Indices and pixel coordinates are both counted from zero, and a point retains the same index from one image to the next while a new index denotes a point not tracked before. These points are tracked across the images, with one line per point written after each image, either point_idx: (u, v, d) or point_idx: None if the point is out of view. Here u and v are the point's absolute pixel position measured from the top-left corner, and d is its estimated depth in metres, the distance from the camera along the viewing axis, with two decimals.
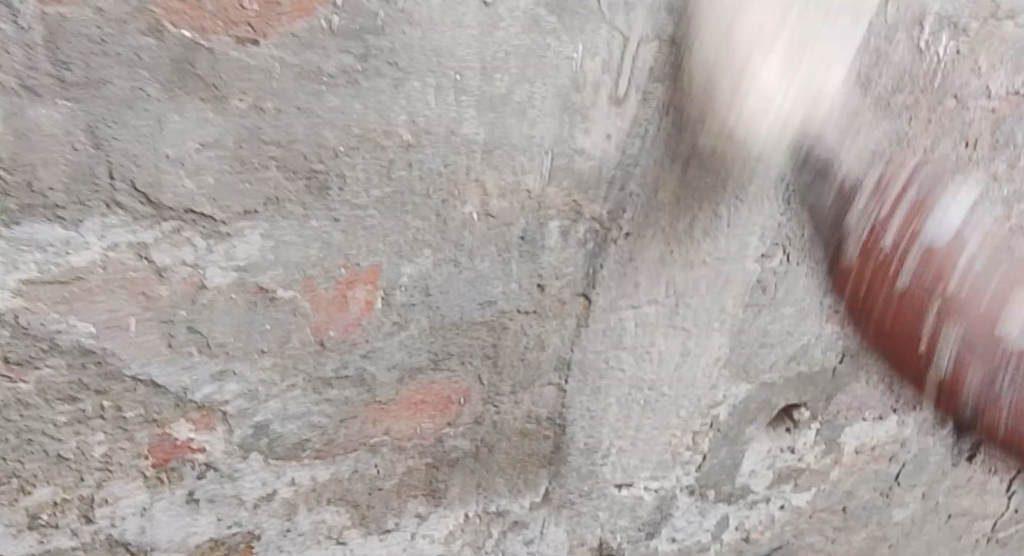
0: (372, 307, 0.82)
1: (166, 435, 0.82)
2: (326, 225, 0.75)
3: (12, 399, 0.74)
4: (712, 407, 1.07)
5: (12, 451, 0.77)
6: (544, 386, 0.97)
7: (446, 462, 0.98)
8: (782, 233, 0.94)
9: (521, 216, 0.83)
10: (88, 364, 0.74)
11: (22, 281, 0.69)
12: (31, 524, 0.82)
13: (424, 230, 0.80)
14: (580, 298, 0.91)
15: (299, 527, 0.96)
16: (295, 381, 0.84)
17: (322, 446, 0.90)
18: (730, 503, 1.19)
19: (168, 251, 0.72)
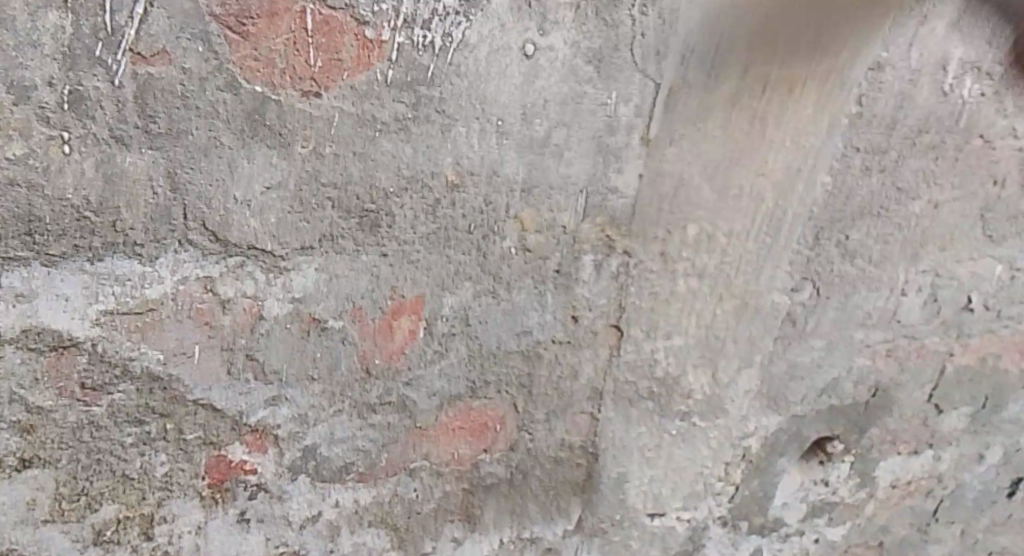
0: (415, 336, 0.88)
1: (221, 456, 0.87)
2: (375, 259, 0.81)
3: (85, 421, 0.79)
4: (742, 438, 1.10)
5: (82, 469, 0.82)
6: (577, 413, 1.01)
7: (482, 487, 1.02)
8: (810, 268, 0.99)
9: (556, 250, 0.88)
10: (155, 389, 0.80)
11: (103, 312, 0.75)
12: (96, 540, 0.86)
13: (466, 264, 0.85)
14: (611, 328, 0.96)
15: (341, 549, 0.99)
16: (342, 406, 0.89)
17: (365, 469, 0.95)
18: (763, 535, 1.19)
19: (232, 284, 0.78)
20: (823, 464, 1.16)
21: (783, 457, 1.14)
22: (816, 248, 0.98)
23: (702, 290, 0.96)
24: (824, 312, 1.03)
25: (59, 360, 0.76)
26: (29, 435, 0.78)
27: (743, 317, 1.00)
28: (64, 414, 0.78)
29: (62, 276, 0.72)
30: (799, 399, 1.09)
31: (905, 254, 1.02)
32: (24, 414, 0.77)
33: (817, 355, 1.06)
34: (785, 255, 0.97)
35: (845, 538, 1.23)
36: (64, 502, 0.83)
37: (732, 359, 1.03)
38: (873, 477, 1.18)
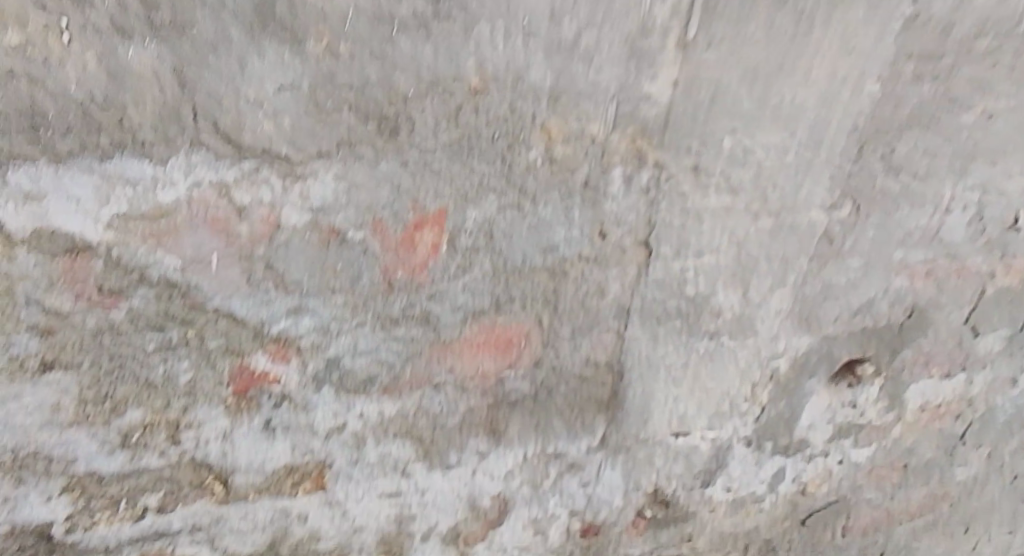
0: (438, 250, 0.86)
1: (245, 364, 0.87)
2: (395, 167, 0.79)
3: (106, 325, 0.79)
4: (771, 359, 1.08)
5: (106, 373, 0.82)
6: (603, 331, 1.00)
7: (507, 402, 1.02)
8: (851, 183, 0.95)
9: (584, 161, 0.85)
10: (175, 295, 0.80)
11: (116, 215, 0.73)
12: (123, 443, 0.87)
13: (490, 174, 0.82)
14: (640, 245, 0.93)
15: (367, 458, 1.00)
16: (364, 319, 0.88)
17: (390, 382, 0.95)
18: (787, 455, 1.18)
19: (248, 191, 0.75)
20: (852, 387, 1.15)
21: (812, 379, 1.12)
22: (858, 162, 0.93)
23: (735, 207, 0.92)
24: (863, 232, 0.99)
25: (74, 264, 0.75)
26: (49, 338, 0.78)
27: (778, 235, 0.96)
28: (84, 318, 0.78)
29: (71, 177, 0.71)
30: (832, 320, 1.06)
31: (951, 171, 0.98)
32: (42, 315, 0.76)
33: (852, 276, 1.03)
34: (826, 169, 0.92)
35: (870, 460, 1.23)
36: (89, 406, 0.83)
37: (764, 277, 1.00)
38: (902, 401, 1.18)
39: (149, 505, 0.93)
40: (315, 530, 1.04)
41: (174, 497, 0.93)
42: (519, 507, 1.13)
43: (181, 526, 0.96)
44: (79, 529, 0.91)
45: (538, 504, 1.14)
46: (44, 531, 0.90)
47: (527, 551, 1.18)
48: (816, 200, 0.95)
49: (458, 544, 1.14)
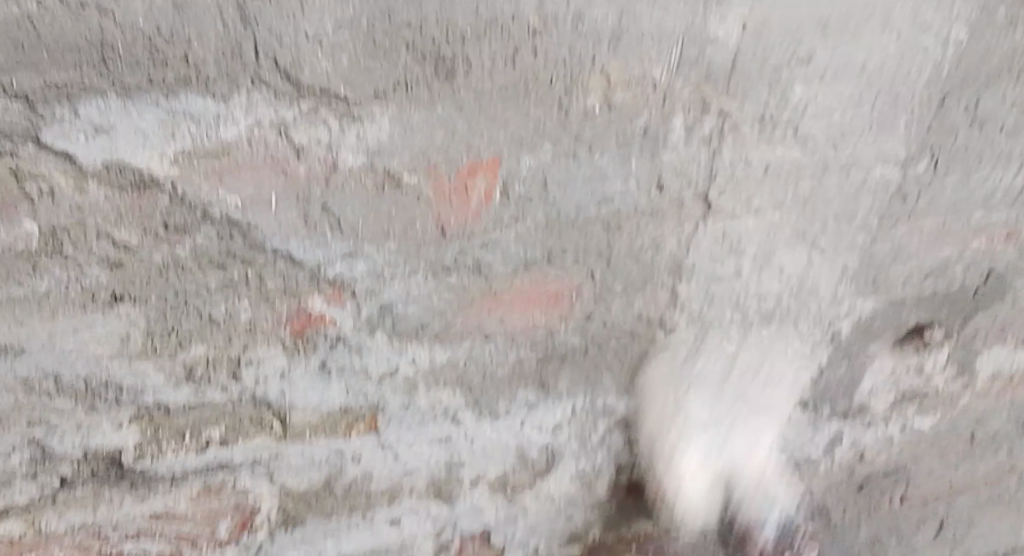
0: (492, 199, 0.86)
1: (303, 306, 0.89)
2: (452, 110, 0.78)
3: (170, 262, 0.80)
4: (835, 320, 1.09)
5: (171, 309, 0.84)
6: (656, 288, 0.99)
7: (558, 353, 1.03)
8: (930, 138, 0.92)
9: (645, 108, 0.83)
10: (236, 235, 0.80)
11: (181, 151, 0.73)
12: (188, 376, 0.90)
13: (548, 121, 0.81)
14: (699, 200, 0.91)
15: (418, 404, 1.02)
16: (418, 266, 0.89)
17: (441, 330, 0.96)
18: (844, 418, 1.24)
19: (306, 131, 0.75)
20: (918, 351, 1.19)
21: (875, 343, 1.15)
22: (940, 114, 0.91)
23: (804, 162, 0.90)
24: (941, 188, 0.97)
25: (142, 199, 0.75)
26: (118, 271, 0.79)
27: (846, 191, 0.94)
28: (151, 253, 0.79)
29: (138, 111, 0.70)
30: (895, 283, 1.06)
31: None
32: (113, 249, 0.77)
33: (925, 237, 1.02)
34: (903, 119, 0.90)
35: (934, 427, 1.31)
36: (156, 339, 0.86)
37: (831, 236, 0.98)
38: (970, 365, 1.23)
39: (212, 438, 0.96)
40: (368, 471, 1.06)
41: (235, 432, 0.97)
42: (568, 460, 1.16)
43: (243, 460, 1.00)
44: (147, 457, 0.95)
45: (587, 458, 1.17)
46: (115, 458, 0.94)
47: (574, 501, 1.21)
48: (889, 155, 0.92)
49: (505, 493, 1.16)
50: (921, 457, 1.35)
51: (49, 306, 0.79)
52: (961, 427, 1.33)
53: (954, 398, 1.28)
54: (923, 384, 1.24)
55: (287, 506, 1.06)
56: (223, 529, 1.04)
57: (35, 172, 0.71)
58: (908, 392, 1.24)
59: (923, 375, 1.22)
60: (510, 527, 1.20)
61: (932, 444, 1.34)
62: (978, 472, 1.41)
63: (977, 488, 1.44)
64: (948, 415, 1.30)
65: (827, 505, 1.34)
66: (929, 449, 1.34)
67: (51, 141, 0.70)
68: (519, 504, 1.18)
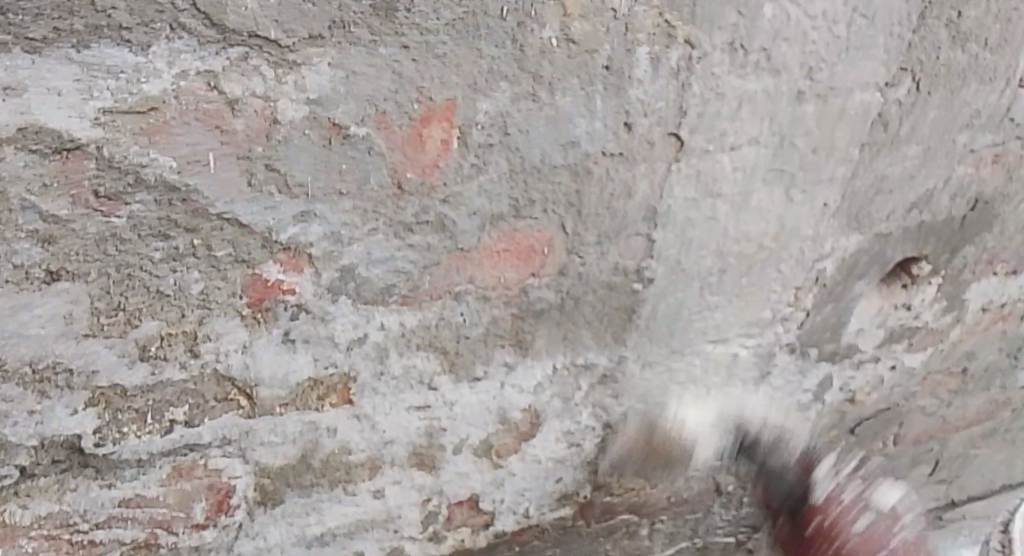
0: (449, 147, 0.80)
1: (258, 274, 0.83)
2: (396, 53, 0.73)
3: (107, 234, 0.74)
4: (819, 261, 1.07)
5: (115, 285, 0.78)
6: (631, 236, 0.95)
7: (534, 310, 0.99)
8: (912, 58, 0.92)
9: (606, 40, 0.78)
10: (175, 201, 0.74)
11: (101, 111, 0.67)
12: (142, 356, 0.84)
13: (502, 59, 0.76)
14: (670, 138, 0.87)
15: (391, 370, 0.98)
16: (377, 226, 0.84)
17: (409, 292, 0.91)
18: (834, 361, 1.22)
19: (238, 81, 0.69)
20: (906, 288, 1.18)
21: (863, 281, 1.13)
22: (920, 30, 0.90)
23: (781, 88, 0.87)
24: (924, 111, 0.97)
25: (67, 165, 0.68)
26: (52, 246, 0.72)
27: (827, 120, 0.92)
28: (85, 225, 0.72)
29: (50, 67, 0.63)
30: (883, 217, 1.06)
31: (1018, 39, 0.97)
32: (42, 222, 0.71)
33: (910, 165, 1.02)
34: (882, 38, 0.88)
35: (925, 365, 1.29)
36: (104, 317, 0.79)
37: (811, 168, 0.96)
38: (963, 301, 1.23)
39: (176, 418, 0.91)
40: (345, 444, 1.02)
41: (200, 411, 0.91)
42: (551, 420, 1.12)
43: (212, 440, 0.94)
44: (109, 441, 0.88)
45: (570, 417, 1.13)
46: (74, 444, 0.87)
47: (561, 462, 1.17)
48: (870, 79, 0.91)
49: (490, 458, 1.12)
50: (914, 396, 1.33)
51: None
52: (953, 362, 1.31)
53: (944, 332, 1.26)
54: (913, 320, 1.22)
55: (264, 485, 1.01)
56: (197, 511, 0.99)
57: None
58: (897, 330, 1.22)
59: (912, 310, 1.20)
60: (497, 492, 1.16)
61: (926, 381, 1.32)
62: (971, 407, 1.40)
63: (971, 424, 1.43)
64: (939, 350, 1.28)
65: None
66: (922, 386, 1.32)
67: None
68: (506, 467, 1.14)
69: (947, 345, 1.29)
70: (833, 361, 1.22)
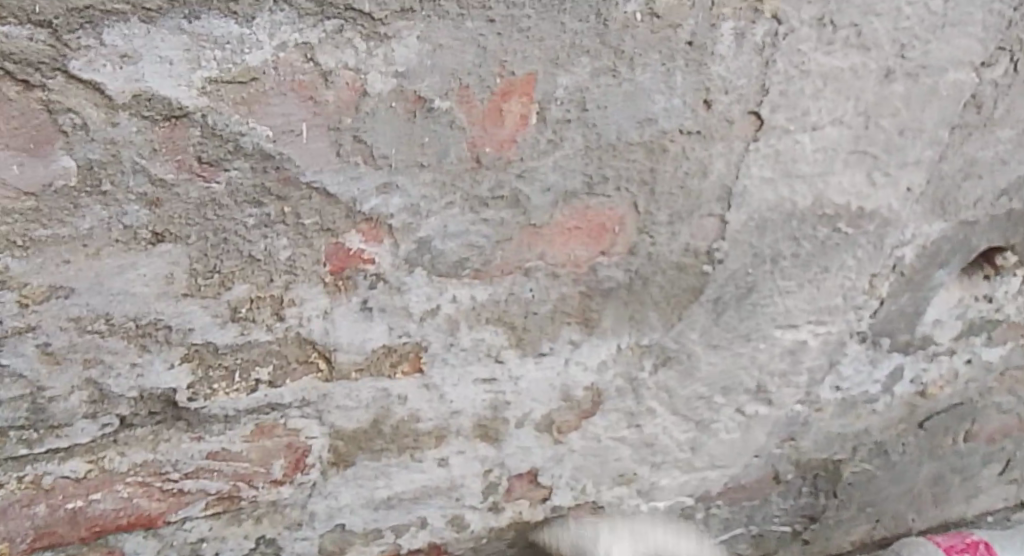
0: (527, 122, 0.83)
1: (340, 244, 0.87)
2: (482, 26, 0.75)
3: (207, 199, 0.78)
4: (896, 248, 1.07)
5: (211, 249, 0.82)
6: (702, 217, 0.96)
7: (602, 287, 1.00)
8: (1010, 36, 0.93)
9: (690, 14, 0.80)
10: (269, 169, 0.78)
11: (206, 80, 0.71)
12: (233, 317, 0.88)
13: (584, 32, 0.78)
14: (748, 117, 0.89)
15: (461, 342, 1.01)
16: (454, 199, 0.87)
17: (480, 267, 0.94)
18: (907, 352, 1.21)
19: (332, 53, 0.73)
20: (988, 279, 1.19)
21: (943, 270, 1.12)
22: (1020, 7, 0.92)
23: (868, 65, 0.89)
24: (1017, 94, 0.99)
25: (174, 131, 0.73)
26: (157, 208, 0.77)
27: (916, 100, 0.94)
28: (187, 189, 0.77)
29: (162, 37, 0.67)
30: (966, 204, 1.06)
31: None
32: (150, 185, 0.75)
33: (1002, 149, 1.03)
34: (981, 14, 0.90)
35: (1005, 360, 1.28)
36: (200, 278, 0.84)
37: (893, 151, 0.97)
38: None
39: (261, 379, 0.95)
40: (415, 412, 1.05)
41: (282, 372, 0.96)
42: (615, 399, 1.13)
43: (292, 401, 0.98)
44: (200, 397, 0.94)
45: (634, 398, 1.14)
46: (168, 398, 0.93)
47: (623, 442, 1.18)
48: (965, 57, 0.93)
49: (552, 433, 1.15)
50: (990, 392, 1.32)
51: (90, 246, 0.77)
52: None
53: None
54: (993, 313, 1.21)
55: (338, 447, 1.05)
56: (276, 469, 1.04)
57: (65, 106, 0.69)
58: (976, 323, 1.21)
59: (993, 303, 1.20)
60: (557, 467, 1.19)
61: (1004, 377, 1.31)
62: None
63: None
64: (1019, 345, 1.27)
65: (887, 444, 1.31)
66: (1000, 382, 1.31)
67: (77, 71, 0.67)
68: (568, 443, 1.16)
69: None
70: (906, 351, 1.20)
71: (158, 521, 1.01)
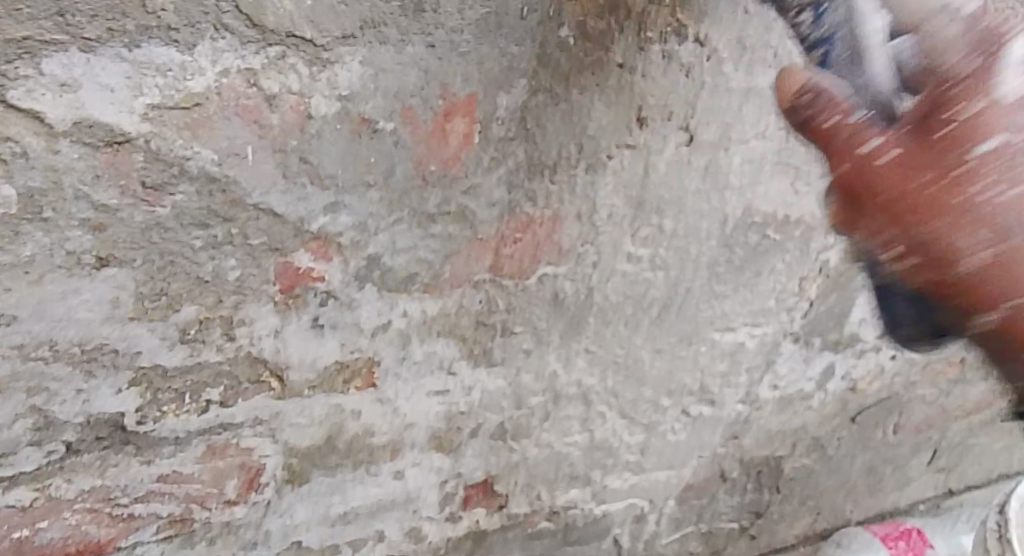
0: (471, 139, 0.86)
1: (290, 263, 0.87)
2: (422, 51, 0.78)
3: (152, 223, 0.78)
4: (823, 252, 1.11)
5: (158, 271, 0.82)
6: (641, 228, 0.99)
7: (548, 296, 1.03)
8: None
9: (621, 38, 0.81)
10: (215, 192, 0.79)
11: (149, 106, 0.71)
12: (182, 339, 0.88)
13: (521, 55, 0.82)
14: (682, 132, 0.92)
15: (413, 355, 1.02)
16: (402, 215, 0.88)
17: (431, 280, 0.96)
18: (837, 351, 1.25)
19: (275, 78, 0.74)
20: None
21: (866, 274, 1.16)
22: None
23: None
24: None
25: (116, 157, 0.73)
26: (102, 233, 0.77)
27: None
28: (132, 214, 0.77)
29: (102, 65, 0.68)
30: None
31: None
32: (93, 212, 0.75)
33: None
34: None
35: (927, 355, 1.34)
36: (147, 301, 0.84)
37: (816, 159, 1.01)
38: None
39: (212, 399, 0.95)
40: (369, 426, 1.06)
41: (234, 392, 0.96)
42: (565, 406, 1.16)
43: (244, 420, 0.99)
44: (150, 420, 0.94)
45: (582, 403, 1.16)
46: (117, 423, 0.92)
47: (574, 447, 1.21)
48: None
49: (504, 442, 1.17)
50: (915, 385, 1.37)
51: (33, 272, 0.77)
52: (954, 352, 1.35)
53: None
54: None
55: (292, 465, 1.06)
56: (229, 489, 1.04)
57: (4, 135, 0.68)
58: None
59: None
60: (511, 475, 1.21)
61: (927, 371, 1.36)
62: (971, 397, 1.45)
63: (970, 413, 1.48)
64: None
65: (823, 439, 1.37)
66: (924, 375, 1.37)
67: (16, 101, 0.67)
68: (520, 451, 1.19)
69: None
70: (837, 350, 1.25)
71: (107, 547, 1.02)
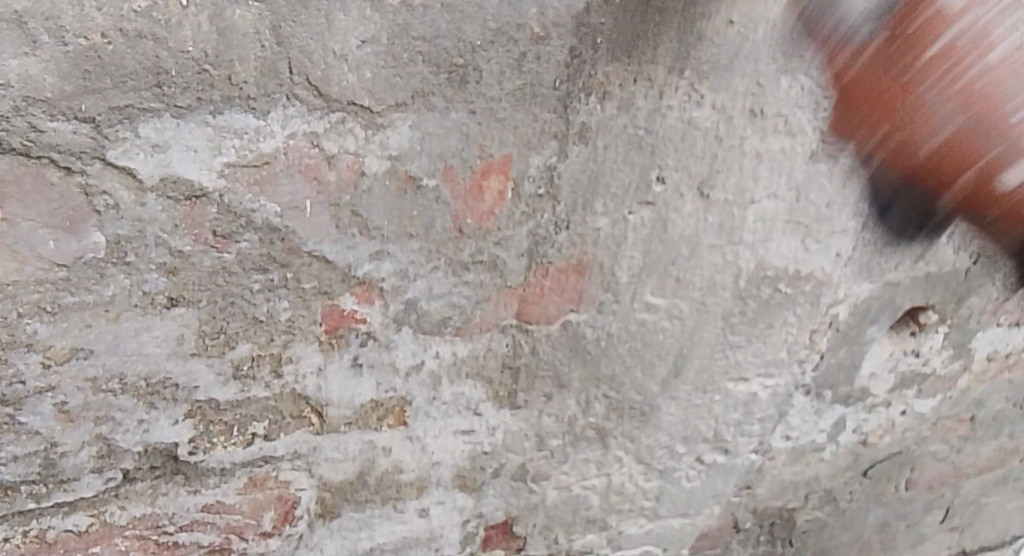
0: (503, 197, 0.94)
1: (335, 305, 0.95)
2: (464, 116, 0.87)
3: (219, 267, 0.87)
4: (833, 305, 1.17)
5: (220, 311, 0.90)
6: (661, 280, 1.06)
7: (570, 341, 1.10)
8: None
9: (640, 105, 0.91)
10: (275, 241, 0.87)
11: (226, 164, 0.81)
12: (235, 375, 0.96)
13: (552, 122, 0.91)
14: (696, 193, 0.99)
15: (443, 396, 1.09)
16: (438, 264, 0.97)
17: (462, 324, 1.03)
18: (847, 404, 1.31)
19: (336, 140, 0.84)
20: (915, 335, 1.28)
21: (874, 326, 1.22)
22: None
23: (795, 147, 0.99)
24: None
25: (194, 209, 0.82)
26: (173, 276, 0.86)
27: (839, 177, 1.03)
28: (202, 259, 0.85)
29: (189, 129, 0.78)
30: (892, 266, 1.15)
31: None
32: (169, 256, 0.84)
33: None
34: None
35: (936, 411, 1.39)
36: (207, 339, 0.92)
37: (824, 216, 1.06)
38: (968, 349, 1.32)
39: (257, 432, 1.02)
40: (398, 463, 1.13)
41: (277, 426, 1.03)
42: (584, 448, 1.22)
43: (284, 454, 1.06)
44: (200, 451, 1.01)
45: (601, 446, 1.22)
46: (171, 451, 1.00)
47: (591, 491, 1.27)
48: None
49: (525, 483, 1.23)
50: (924, 440, 1.42)
51: (112, 310, 0.85)
52: (963, 409, 1.40)
53: (952, 380, 1.35)
54: (921, 366, 1.31)
55: (325, 499, 1.12)
56: (266, 521, 1.11)
57: (101, 189, 0.78)
58: (907, 375, 1.32)
59: (921, 357, 1.30)
60: (531, 516, 1.27)
61: (936, 426, 1.41)
62: (982, 454, 1.48)
63: (981, 471, 1.51)
64: (948, 397, 1.37)
65: (835, 490, 1.42)
66: (933, 430, 1.41)
67: (114, 158, 0.77)
68: (539, 493, 1.25)
69: (956, 393, 1.37)
70: (846, 404, 1.31)
71: None
